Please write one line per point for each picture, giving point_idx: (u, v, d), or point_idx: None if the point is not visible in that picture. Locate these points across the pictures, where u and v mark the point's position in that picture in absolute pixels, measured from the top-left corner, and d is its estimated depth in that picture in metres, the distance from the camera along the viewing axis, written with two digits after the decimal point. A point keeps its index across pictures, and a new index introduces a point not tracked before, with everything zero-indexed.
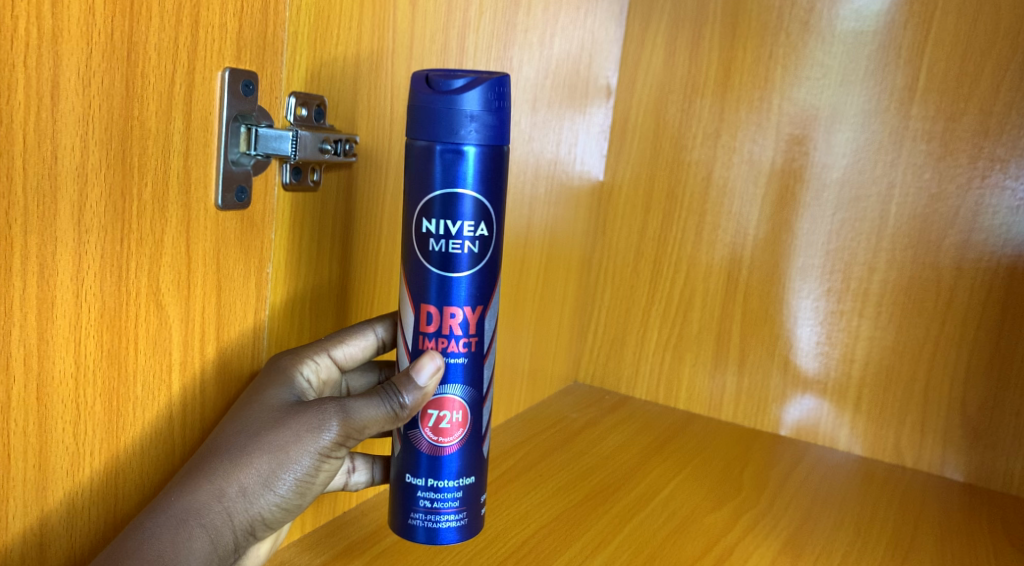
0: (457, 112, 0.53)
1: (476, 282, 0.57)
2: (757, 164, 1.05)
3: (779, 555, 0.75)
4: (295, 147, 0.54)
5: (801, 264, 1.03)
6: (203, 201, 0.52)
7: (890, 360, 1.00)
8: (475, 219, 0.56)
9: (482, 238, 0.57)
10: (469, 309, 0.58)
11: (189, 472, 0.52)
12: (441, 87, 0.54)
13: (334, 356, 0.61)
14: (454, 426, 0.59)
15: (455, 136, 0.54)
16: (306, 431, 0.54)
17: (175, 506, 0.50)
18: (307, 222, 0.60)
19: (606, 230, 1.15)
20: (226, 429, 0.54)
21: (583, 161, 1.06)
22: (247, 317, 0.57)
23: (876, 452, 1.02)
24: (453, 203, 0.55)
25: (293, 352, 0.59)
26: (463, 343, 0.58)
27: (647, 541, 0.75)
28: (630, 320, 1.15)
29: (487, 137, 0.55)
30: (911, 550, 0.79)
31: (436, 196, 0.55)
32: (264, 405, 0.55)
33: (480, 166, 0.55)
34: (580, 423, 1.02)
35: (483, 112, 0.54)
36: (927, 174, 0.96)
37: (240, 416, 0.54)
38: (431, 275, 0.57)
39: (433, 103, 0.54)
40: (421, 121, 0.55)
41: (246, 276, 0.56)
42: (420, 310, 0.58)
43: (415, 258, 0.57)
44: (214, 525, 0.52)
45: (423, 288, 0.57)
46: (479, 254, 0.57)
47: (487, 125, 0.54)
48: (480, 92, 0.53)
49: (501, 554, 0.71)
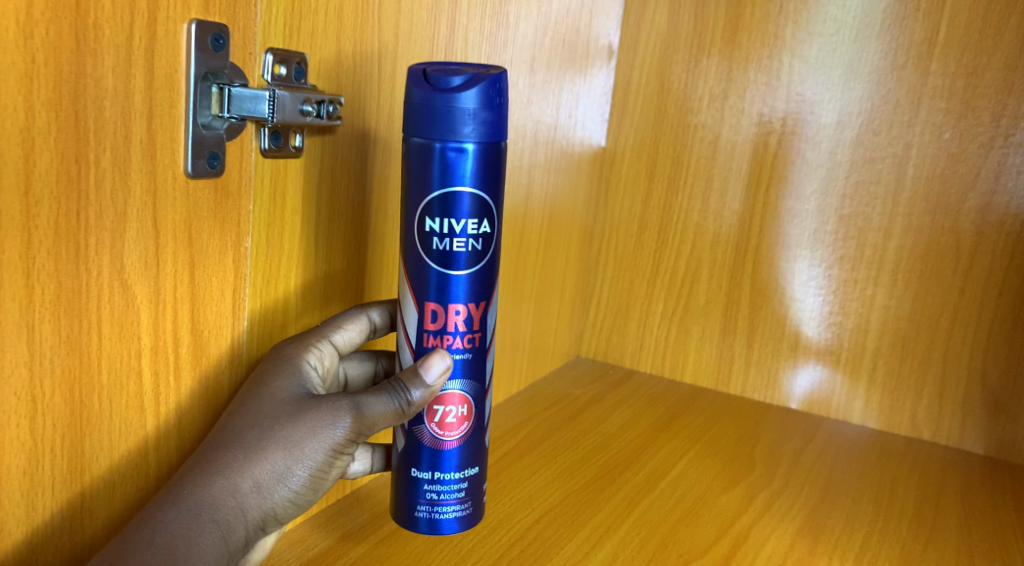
0: (456, 111, 0.51)
1: (475, 280, 0.55)
2: (767, 126, 1.00)
3: (797, 537, 0.71)
4: (273, 109, 0.50)
5: (812, 231, 0.99)
6: (170, 168, 0.47)
7: (907, 329, 0.96)
8: (476, 216, 0.54)
9: (483, 235, 0.54)
10: (472, 305, 0.55)
11: (200, 464, 0.49)
12: (438, 84, 0.51)
13: (336, 342, 0.58)
14: (459, 419, 0.57)
15: (454, 135, 0.51)
16: (321, 425, 0.52)
17: (188, 500, 0.48)
18: (289, 190, 0.55)
19: (608, 198, 1.10)
20: (235, 421, 0.51)
21: (584, 127, 1.01)
22: (225, 297, 0.52)
23: (892, 425, 0.98)
24: (454, 202, 0.53)
25: (297, 339, 0.56)
26: (466, 339, 0.56)
27: (658, 524, 0.70)
28: (634, 293, 1.10)
29: (487, 134, 0.52)
30: (936, 530, 0.75)
31: (435, 196, 0.53)
32: (273, 396, 0.52)
33: (481, 164, 0.52)
34: (584, 400, 0.98)
35: (483, 110, 0.51)
36: (946, 134, 0.92)
37: (251, 408, 0.52)
38: (428, 272, 0.54)
39: (431, 102, 0.51)
40: (418, 119, 0.52)
41: (222, 251, 0.51)
42: (420, 307, 0.55)
43: (414, 255, 0.55)
44: (227, 520, 0.49)
45: (421, 284, 0.55)
46: (479, 251, 0.55)
47: (488, 123, 0.52)
48: (477, 92, 0.51)
49: (504, 544, 0.66)
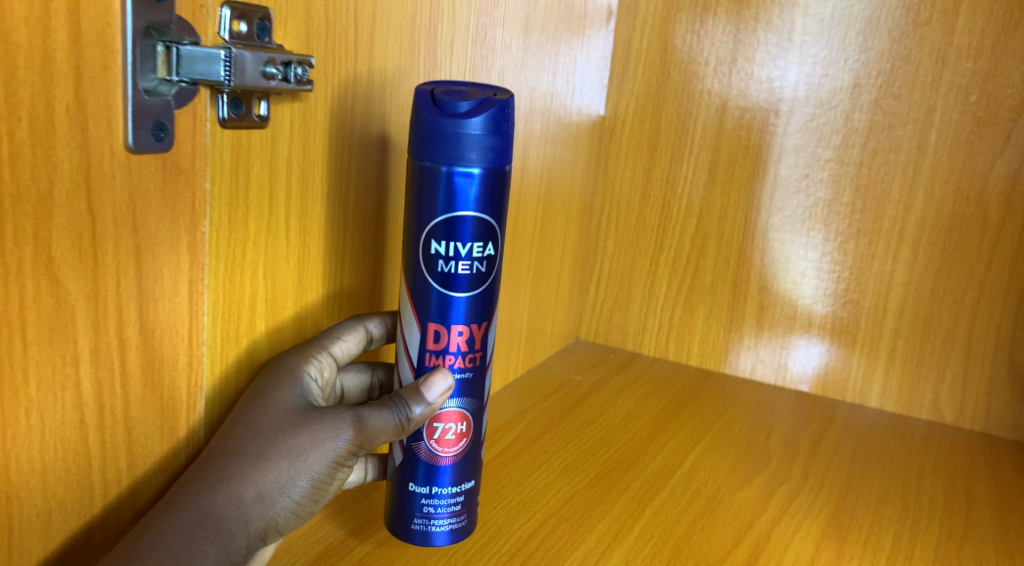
0: (462, 135, 0.48)
1: (477, 302, 0.53)
2: (778, 91, 0.93)
3: (823, 539, 0.65)
4: (229, 70, 0.43)
5: (827, 203, 0.93)
6: (107, 141, 0.39)
7: (929, 307, 0.90)
8: (480, 241, 0.51)
9: (486, 258, 0.52)
10: (473, 327, 0.53)
11: (199, 474, 0.46)
12: (446, 108, 0.48)
13: (335, 353, 0.55)
14: (457, 437, 0.55)
15: (461, 160, 0.49)
16: (325, 433, 0.49)
17: (190, 508, 0.45)
18: (251, 167, 0.48)
19: (608, 170, 1.03)
20: (236, 429, 0.48)
21: (582, 94, 0.94)
22: (180, 291, 0.45)
23: (912, 409, 0.93)
24: (458, 226, 0.51)
25: (295, 351, 0.53)
26: (467, 360, 0.54)
27: (672, 527, 0.65)
28: (636, 271, 1.04)
29: (493, 160, 0.50)
30: (972, 525, 0.69)
31: (438, 220, 0.51)
32: (274, 406, 0.49)
33: (486, 189, 0.50)
34: (585, 387, 0.92)
35: (490, 136, 0.49)
36: (973, 97, 0.85)
37: (250, 418, 0.48)
38: (430, 294, 0.52)
39: (437, 125, 0.48)
40: (423, 142, 0.49)
41: (174, 238, 0.44)
42: (422, 327, 0.53)
43: (415, 275, 0.52)
44: (231, 531, 0.46)
45: (423, 304, 0.53)
46: (482, 275, 0.53)
47: (495, 148, 0.49)
48: (486, 118, 0.48)
49: (503, 555, 0.60)
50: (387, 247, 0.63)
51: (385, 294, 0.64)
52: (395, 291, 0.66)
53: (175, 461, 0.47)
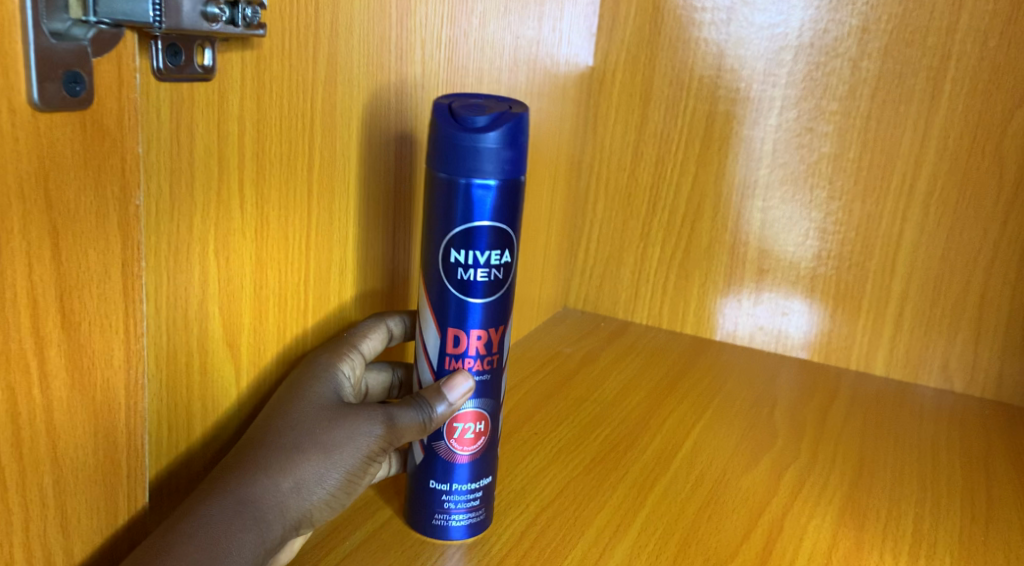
0: (480, 149, 0.47)
1: (495, 308, 0.51)
2: (780, 38, 0.86)
3: (839, 527, 0.60)
4: (157, 8, 0.35)
5: (832, 159, 0.87)
6: (5, 94, 0.32)
7: (939, 269, 0.85)
8: (497, 249, 0.50)
9: (503, 265, 0.51)
10: (492, 330, 0.52)
11: (236, 466, 0.45)
12: (464, 123, 0.47)
13: (363, 350, 0.54)
14: (475, 436, 0.53)
15: (478, 172, 0.48)
16: (359, 424, 0.48)
17: (231, 494, 0.44)
18: (189, 123, 0.41)
19: (597, 126, 0.96)
20: (273, 422, 0.47)
21: (569, 43, 0.86)
22: (111, 274, 0.37)
23: (919, 376, 0.88)
24: (475, 235, 0.49)
25: (327, 350, 0.52)
26: (485, 363, 0.52)
27: (677, 517, 0.59)
28: (628, 235, 0.97)
29: (510, 172, 0.48)
30: (995, 505, 0.64)
31: (456, 231, 0.49)
32: (308, 400, 0.48)
33: (503, 200, 0.49)
34: (577, 360, 0.87)
35: (508, 149, 0.48)
36: (992, 42, 0.79)
37: (285, 411, 0.48)
38: (447, 301, 0.51)
39: (455, 139, 0.47)
40: (442, 155, 0.48)
41: (100, 213, 0.37)
42: (439, 332, 0.52)
43: (432, 284, 0.51)
44: (268, 521, 0.44)
45: (440, 309, 0.51)
46: (500, 281, 0.51)
47: (512, 161, 0.48)
48: (503, 132, 0.47)
49: (495, 555, 0.54)
50: (359, 216, 0.56)
51: (360, 268, 0.58)
52: (371, 265, 0.59)
53: (116, 472, 0.40)
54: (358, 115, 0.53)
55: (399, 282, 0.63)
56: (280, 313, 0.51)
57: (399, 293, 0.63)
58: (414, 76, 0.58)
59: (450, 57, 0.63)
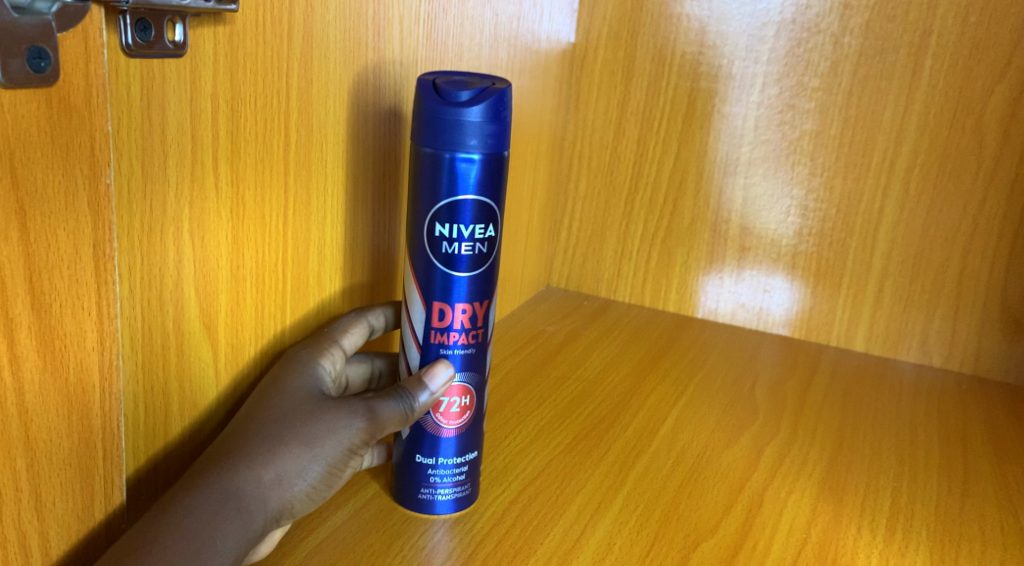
0: (462, 124, 0.47)
1: (480, 281, 0.51)
2: (762, 14, 0.86)
3: (818, 501, 0.60)
4: None
5: (814, 136, 0.87)
6: None
7: (919, 245, 0.85)
8: (482, 223, 0.50)
9: (488, 239, 0.50)
10: (476, 304, 0.51)
11: (216, 461, 0.44)
12: (447, 98, 0.47)
13: (347, 344, 0.54)
14: (460, 410, 0.53)
15: (462, 146, 0.47)
16: (340, 416, 0.47)
17: (213, 487, 0.43)
18: (158, 103, 0.40)
19: (579, 104, 0.95)
20: (253, 417, 0.47)
21: (550, 19, 0.85)
22: (80, 256, 0.37)
23: (899, 353, 0.89)
24: (458, 210, 0.49)
25: (309, 346, 0.52)
26: (469, 337, 0.52)
27: (658, 494, 0.59)
28: (610, 213, 0.97)
29: (493, 146, 0.48)
30: (971, 478, 0.65)
31: (440, 206, 0.49)
32: (289, 396, 0.48)
33: (486, 174, 0.49)
34: (559, 338, 0.87)
35: (491, 124, 0.47)
36: (972, 17, 0.79)
37: (265, 406, 0.47)
38: (432, 274, 0.50)
39: (438, 114, 0.47)
40: (426, 130, 0.48)
41: (69, 192, 0.36)
42: (425, 306, 0.51)
43: (417, 258, 0.51)
44: (251, 513, 0.44)
45: (425, 284, 0.51)
46: (484, 254, 0.51)
47: (495, 135, 0.48)
48: (487, 106, 0.47)
49: (477, 532, 0.54)
50: (336, 195, 0.55)
51: (340, 248, 0.57)
52: (351, 244, 0.59)
53: (90, 456, 0.40)
54: (333, 93, 0.53)
55: (379, 262, 0.62)
56: (258, 294, 0.50)
57: (380, 274, 0.63)
58: (392, 53, 0.58)
59: (429, 33, 0.62)
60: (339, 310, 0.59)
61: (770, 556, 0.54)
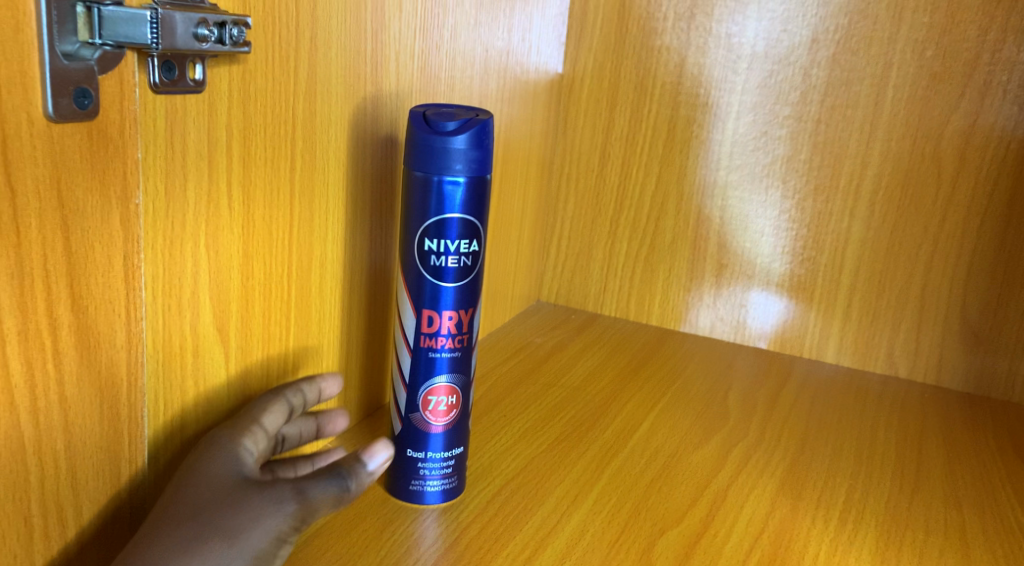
0: (448, 151, 0.53)
1: (465, 291, 0.57)
2: (736, 47, 0.92)
3: (778, 496, 0.65)
4: (156, 32, 0.41)
5: (786, 160, 0.93)
6: (25, 110, 0.37)
7: (884, 262, 0.91)
8: (466, 238, 0.55)
9: (472, 253, 0.56)
10: (461, 312, 0.57)
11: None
12: (435, 127, 0.53)
13: (268, 426, 0.52)
14: (447, 408, 0.58)
15: (448, 170, 0.53)
16: (261, 508, 0.45)
17: None
18: (182, 133, 0.46)
19: (567, 129, 1.01)
20: (169, 513, 0.45)
21: (539, 52, 0.92)
22: (113, 265, 0.43)
23: (868, 364, 0.94)
24: (445, 227, 0.55)
25: (227, 431, 0.50)
26: (455, 341, 0.57)
27: (630, 489, 0.64)
28: (597, 232, 1.03)
29: (477, 170, 0.54)
30: (922, 477, 0.70)
31: (429, 224, 0.55)
32: (210, 486, 0.46)
33: (471, 195, 0.54)
34: (545, 349, 0.92)
35: (474, 151, 0.53)
36: (929, 51, 0.85)
37: (183, 500, 0.46)
38: (421, 285, 0.56)
39: (427, 141, 0.53)
40: (417, 156, 0.54)
41: (105, 211, 0.42)
42: (415, 313, 0.57)
43: (408, 270, 0.56)
44: None
45: (415, 293, 0.56)
46: (469, 267, 0.56)
47: (478, 160, 0.54)
48: (471, 135, 0.53)
49: (463, 519, 0.59)
50: (337, 214, 0.61)
51: (340, 263, 0.63)
52: (351, 259, 0.64)
53: (117, 442, 0.45)
54: (334, 122, 0.59)
55: (376, 275, 0.68)
56: (265, 302, 0.56)
57: (378, 286, 0.68)
58: (389, 86, 0.64)
59: (423, 67, 0.68)
60: (339, 319, 0.64)
61: (728, 543, 0.59)
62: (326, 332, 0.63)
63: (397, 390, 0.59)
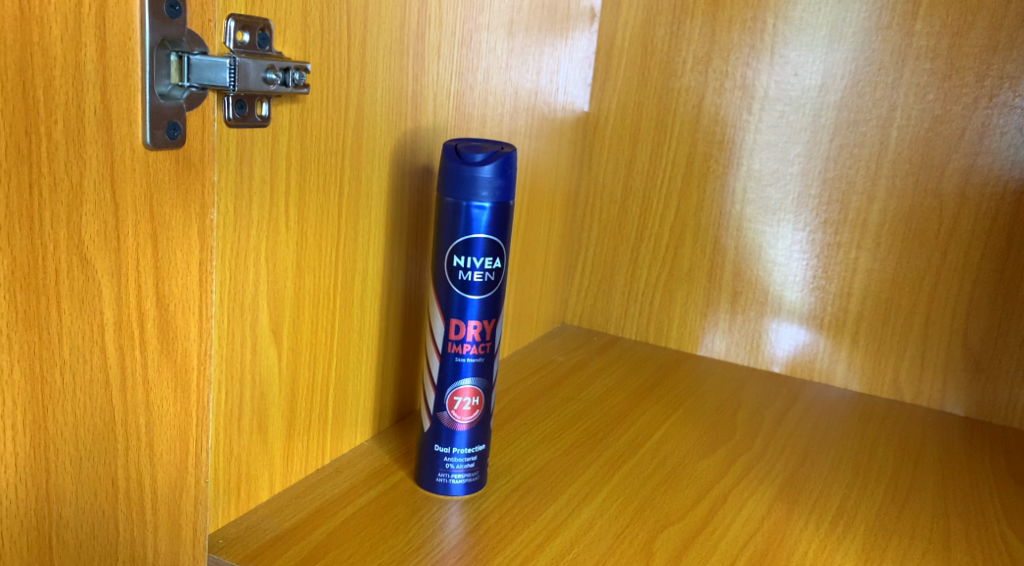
0: (476, 179, 0.60)
1: (489, 303, 0.64)
2: (750, 90, 0.99)
3: (775, 501, 0.71)
4: (233, 76, 0.49)
5: (797, 194, 0.99)
6: (128, 139, 0.45)
7: (890, 292, 0.96)
8: (491, 256, 0.63)
9: (495, 269, 0.63)
10: (485, 322, 0.64)
11: None
12: (465, 158, 0.61)
13: None
14: (470, 408, 0.65)
15: (475, 196, 0.61)
16: None
17: None
18: (249, 159, 0.54)
19: (592, 163, 1.09)
20: None
21: (566, 92, 1.00)
22: (190, 271, 0.50)
23: (874, 388, 0.99)
24: (472, 246, 0.62)
25: None
26: (479, 348, 0.64)
27: (637, 490, 0.70)
28: (619, 259, 1.10)
29: (500, 197, 0.61)
30: (914, 490, 0.75)
31: (458, 243, 0.62)
32: None
33: (495, 218, 0.62)
34: (567, 367, 0.98)
35: (499, 179, 0.61)
36: (930, 95, 0.91)
37: None
38: (450, 297, 0.63)
39: (457, 171, 0.61)
40: (448, 183, 0.61)
41: (187, 224, 0.49)
42: (444, 323, 0.64)
43: (438, 284, 0.64)
44: None
45: (444, 305, 0.64)
46: (493, 281, 0.64)
47: (502, 188, 0.61)
48: (496, 166, 0.60)
49: (483, 510, 0.66)
50: (377, 234, 0.69)
51: (380, 279, 0.71)
52: (389, 275, 0.72)
53: (187, 425, 0.52)
54: (378, 154, 0.66)
55: (411, 290, 0.75)
56: (313, 310, 0.64)
57: (412, 300, 0.76)
58: (426, 122, 0.72)
59: (458, 105, 0.76)
60: (377, 328, 0.72)
61: (724, 539, 0.64)
62: (365, 341, 0.71)
63: (426, 391, 0.66)
